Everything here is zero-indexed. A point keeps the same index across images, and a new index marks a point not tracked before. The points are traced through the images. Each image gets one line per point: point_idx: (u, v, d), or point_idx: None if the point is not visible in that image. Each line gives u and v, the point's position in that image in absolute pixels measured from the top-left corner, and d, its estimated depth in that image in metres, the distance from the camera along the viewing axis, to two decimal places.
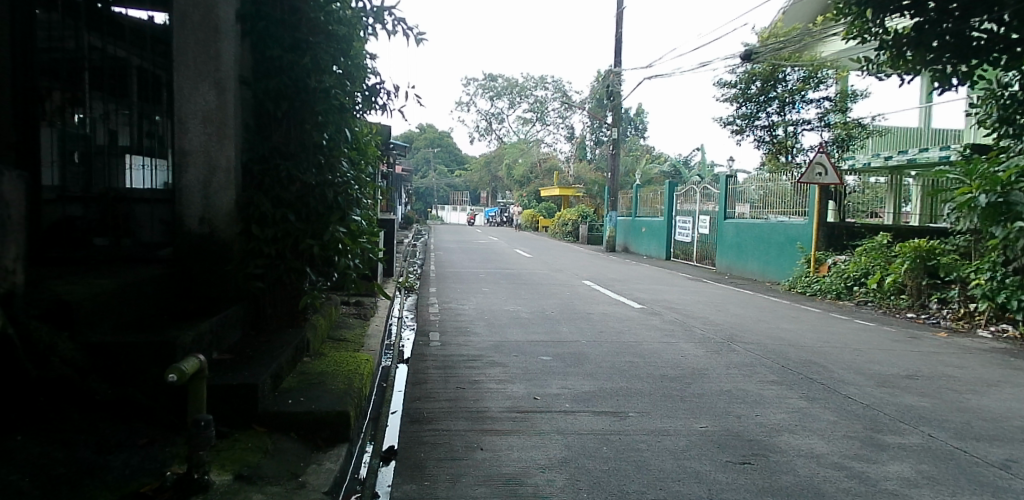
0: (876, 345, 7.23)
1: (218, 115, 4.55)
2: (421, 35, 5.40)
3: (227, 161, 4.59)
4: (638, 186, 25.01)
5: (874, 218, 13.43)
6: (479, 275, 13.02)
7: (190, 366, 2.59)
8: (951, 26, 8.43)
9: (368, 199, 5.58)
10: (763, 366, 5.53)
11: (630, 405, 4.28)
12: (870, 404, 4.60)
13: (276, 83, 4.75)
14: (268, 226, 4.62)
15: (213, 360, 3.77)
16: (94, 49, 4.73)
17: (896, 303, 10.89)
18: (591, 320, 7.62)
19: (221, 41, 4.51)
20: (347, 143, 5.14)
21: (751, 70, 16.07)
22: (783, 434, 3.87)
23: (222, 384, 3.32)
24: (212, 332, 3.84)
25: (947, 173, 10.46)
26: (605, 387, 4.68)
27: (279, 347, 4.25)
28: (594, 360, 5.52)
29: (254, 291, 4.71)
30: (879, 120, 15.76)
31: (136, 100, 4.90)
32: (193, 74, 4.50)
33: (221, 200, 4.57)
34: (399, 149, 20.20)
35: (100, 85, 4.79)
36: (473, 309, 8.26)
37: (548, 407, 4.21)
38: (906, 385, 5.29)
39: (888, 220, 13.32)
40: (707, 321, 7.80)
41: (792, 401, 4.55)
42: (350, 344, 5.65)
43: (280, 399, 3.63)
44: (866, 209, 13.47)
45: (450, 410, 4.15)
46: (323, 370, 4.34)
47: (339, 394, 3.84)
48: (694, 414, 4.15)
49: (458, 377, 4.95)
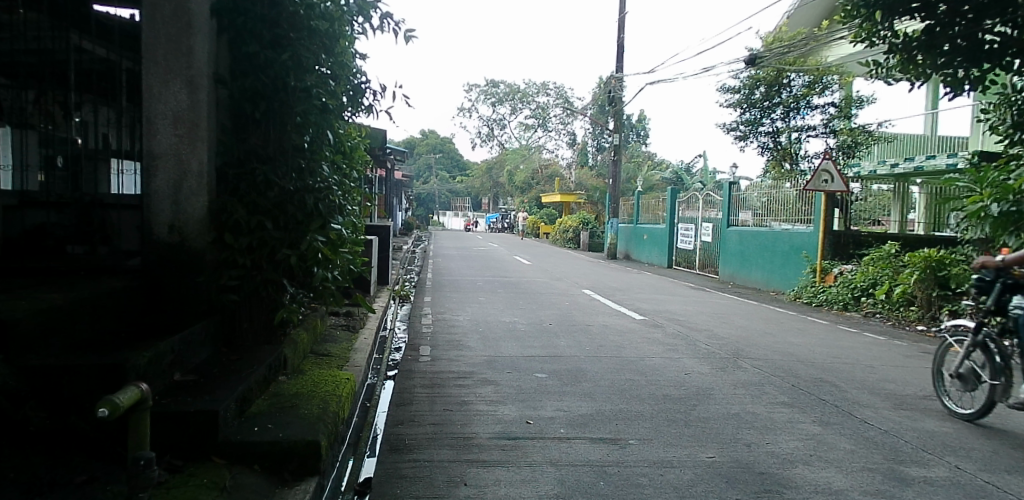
0: (888, 361, 6.88)
1: (189, 116, 4.25)
2: (412, 34, 5.11)
3: (199, 165, 4.29)
4: (639, 193, 24.71)
5: (877, 226, 13.06)
6: (476, 284, 12.70)
7: (127, 398, 2.27)
8: (962, 29, 8.16)
9: (352, 206, 5.26)
10: (772, 386, 5.20)
11: (630, 432, 3.95)
12: (889, 430, 4.26)
13: (253, 82, 4.43)
14: (241, 235, 4.32)
15: (174, 382, 3.48)
16: (84, 51, 4.71)
17: (906, 315, 10.40)
18: (590, 333, 7.28)
19: (193, 36, 4.20)
20: (330, 146, 4.82)
21: (756, 74, 15.74)
22: (798, 466, 3.54)
23: (178, 411, 3.02)
24: (174, 352, 3.54)
25: (956, 181, 10.17)
26: (604, 410, 4.35)
27: (250, 366, 3.95)
28: (592, 379, 5.18)
29: (228, 304, 4.41)
30: (885, 126, 15.35)
31: (123, 103, 4.80)
32: (163, 72, 4.20)
33: (193, 207, 4.27)
34: (397, 154, 19.91)
35: (91, 87, 4.88)
36: (468, 321, 7.94)
37: (541, 433, 3.88)
38: (925, 407, 4.95)
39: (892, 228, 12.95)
40: (712, 335, 7.46)
41: (805, 427, 4.22)
42: (335, 359, 5.35)
43: (245, 426, 3.32)
44: (869, 216, 13.08)
45: (435, 437, 3.83)
46: (297, 391, 4.03)
47: (312, 420, 3.54)
48: (701, 443, 3.81)
49: (447, 397, 4.63)
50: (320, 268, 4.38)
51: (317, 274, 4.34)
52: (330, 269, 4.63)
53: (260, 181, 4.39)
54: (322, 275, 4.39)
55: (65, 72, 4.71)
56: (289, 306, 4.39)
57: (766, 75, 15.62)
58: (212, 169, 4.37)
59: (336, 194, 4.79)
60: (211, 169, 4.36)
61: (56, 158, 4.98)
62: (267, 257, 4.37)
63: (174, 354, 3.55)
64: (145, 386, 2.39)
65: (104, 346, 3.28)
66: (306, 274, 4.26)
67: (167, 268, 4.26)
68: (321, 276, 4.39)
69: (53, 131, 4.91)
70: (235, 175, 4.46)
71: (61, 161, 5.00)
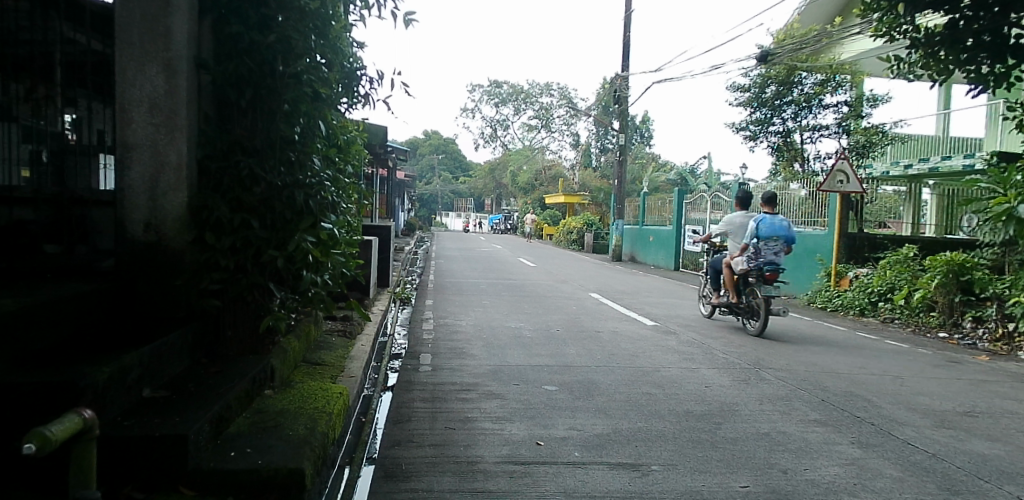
0: (918, 371, 6.47)
1: (167, 103, 3.89)
2: (413, 18, 4.75)
3: (178, 156, 3.92)
4: (645, 194, 24.28)
5: (884, 228, 12.85)
6: (479, 286, 12.30)
7: (65, 426, 1.93)
8: (987, 23, 7.73)
9: (348, 204, 4.88)
10: (802, 401, 4.81)
11: (652, 456, 3.55)
12: (937, 453, 3.86)
13: (238, 66, 4.08)
14: (224, 233, 3.93)
15: (142, 398, 3.11)
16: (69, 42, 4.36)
17: (926, 321, 9.83)
18: (601, 340, 6.89)
19: (171, 16, 3.86)
20: (322, 138, 4.44)
21: (767, 72, 15.26)
22: (843, 497, 3.14)
23: (142, 435, 2.64)
24: (143, 364, 3.17)
25: (978, 181, 9.80)
26: (621, 429, 3.96)
27: (231, 379, 3.56)
28: (606, 392, 4.78)
29: (210, 310, 4.03)
30: (900, 126, 14.74)
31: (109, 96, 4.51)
32: (139, 55, 3.86)
33: (171, 203, 3.90)
34: (399, 153, 19.49)
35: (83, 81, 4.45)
36: (471, 326, 7.55)
37: (553, 457, 3.49)
38: (968, 425, 4.55)
39: (905, 231, 12.94)
40: (729, 343, 7.05)
41: (844, 449, 3.82)
42: (328, 369, 4.99)
43: (219, 451, 2.93)
44: (877, 219, 12.76)
45: (435, 462, 3.43)
46: (284, 407, 3.64)
47: (297, 441, 3.15)
48: (733, 469, 3.41)
49: (449, 412, 4.24)
50: (311, 273, 3.97)
51: (308, 280, 3.91)
52: (321, 273, 4.22)
53: (245, 174, 4.02)
54: (313, 282, 3.97)
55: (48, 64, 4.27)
56: (277, 314, 3.99)
57: (778, 73, 15.14)
58: (193, 162, 4.01)
59: (330, 190, 4.41)
60: (191, 162, 4.00)
61: (41, 151, 4.46)
62: (252, 258, 3.99)
63: (143, 367, 3.17)
64: (89, 412, 2.04)
65: (63, 359, 2.92)
66: (297, 283, 3.84)
67: (145, 270, 3.90)
68: (313, 283, 3.97)
69: (39, 124, 4.42)
70: (218, 168, 4.09)
71: (46, 156, 4.47)
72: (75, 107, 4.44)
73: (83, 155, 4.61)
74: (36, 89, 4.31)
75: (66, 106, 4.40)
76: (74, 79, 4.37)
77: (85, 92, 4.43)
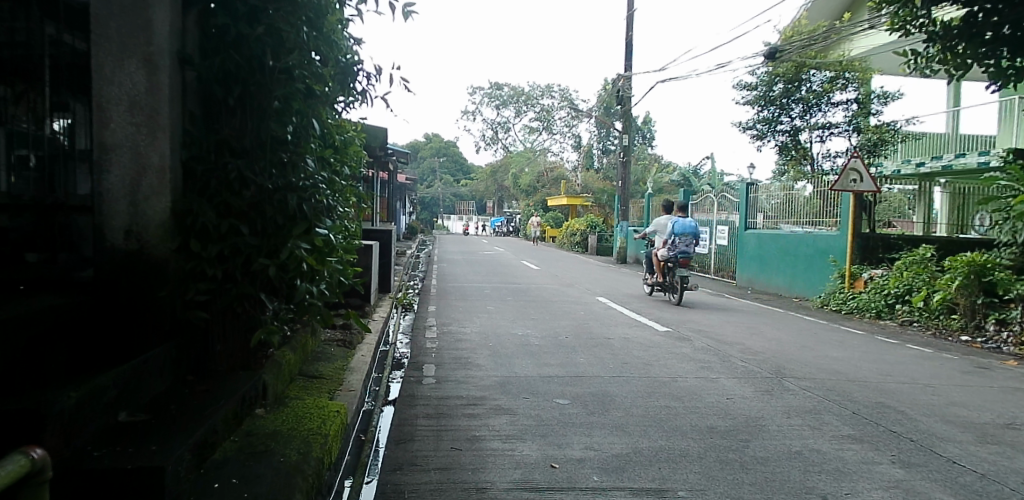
0: (947, 378, 6.15)
1: (147, 101, 3.61)
2: (413, 10, 4.47)
3: (160, 158, 3.63)
4: (650, 195, 23.94)
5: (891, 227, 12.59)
6: (483, 291, 11.99)
7: (10, 471, 1.55)
8: (1005, 16, 7.33)
9: (344, 208, 4.59)
10: (832, 415, 4.50)
11: (679, 480, 3.25)
12: (986, 473, 3.55)
13: (224, 62, 3.79)
14: (211, 241, 3.65)
15: (117, 423, 2.82)
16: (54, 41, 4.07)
17: (947, 324, 9.54)
18: (612, 347, 6.59)
19: (151, 8, 3.57)
20: (316, 138, 4.15)
21: (775, 69, 14.94)
22: None
23: (113, 468, 2.35)
24: (118, 385, 2.88)
25: (997, 179, 9.55)
26: (642, 449, 3.65)
27: (217, 399, 3.27)
28: (623, 406, 4.47)
29: (197, 323, 3.74)
30: (913, 123, 14.42)
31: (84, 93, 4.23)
32: (115, 49, 3.58)
33: (154, 208, 3.60)
34: (400, 157, 19.16)
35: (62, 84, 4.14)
36: (476, 333, 7.26)
37: (571, 482, 3.18)
38: (1013, 439, 4.24)
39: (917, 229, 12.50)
40: (746, 350, 6.73)
41: (886, 470, 3.51)
42: (326, 384, 4.70)
43: (202, 482, 2.64)
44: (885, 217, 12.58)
45: (441, 489, 3.12)
46: (277, 429, 3.35)
47: (288, 469, 2.86)
48: (769, 495, 3.10)
49: (455, 431, 3.94)
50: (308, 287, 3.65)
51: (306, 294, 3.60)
52: (317, 282, 3.89)
53: (234, 177, 3.74)
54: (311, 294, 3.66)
55: (36, 68, 3.98)
56: (272, 327, 3.69)
57: (786, 70, 14.82)
58: (177, 164, 3.72)
59: (325, 194, 4.12)
60: (176, 164, 3.71)
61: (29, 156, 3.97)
62: (242, 267, 3.70)
63: (120, 388, 2.88)
64: (37, 451, 1.67)
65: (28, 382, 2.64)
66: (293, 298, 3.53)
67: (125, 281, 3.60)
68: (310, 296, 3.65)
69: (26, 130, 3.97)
70: (203, 170, 3.80)
71: (33, 161, 3.98)
72: (65, 111, 4.16)
73: (69, 162, 4.23)
74: (24, 97, 3.97)
75: (57, 110, 4.09)
76: (61, 81, 4.12)
77: (72, 94, 4.20)
